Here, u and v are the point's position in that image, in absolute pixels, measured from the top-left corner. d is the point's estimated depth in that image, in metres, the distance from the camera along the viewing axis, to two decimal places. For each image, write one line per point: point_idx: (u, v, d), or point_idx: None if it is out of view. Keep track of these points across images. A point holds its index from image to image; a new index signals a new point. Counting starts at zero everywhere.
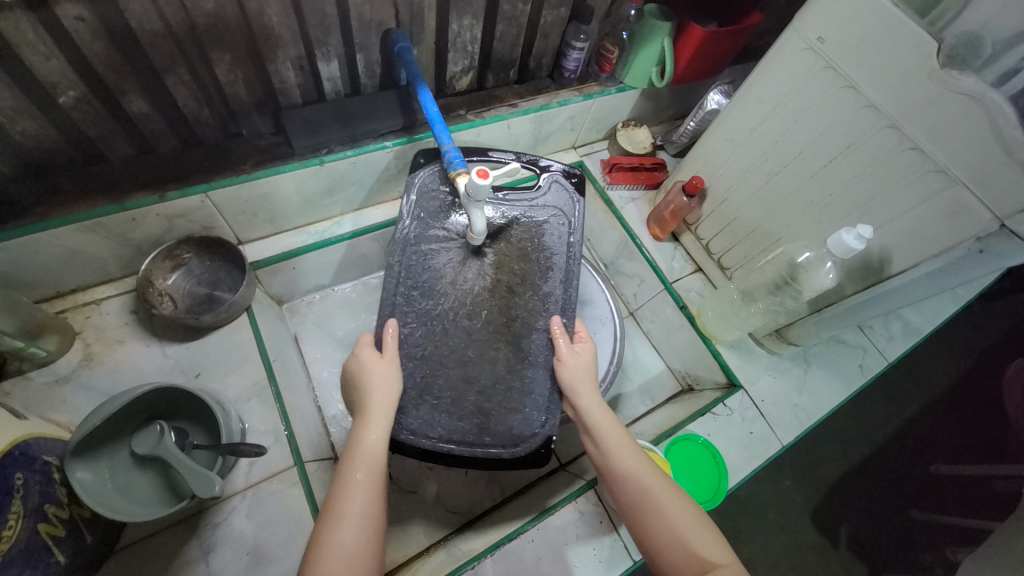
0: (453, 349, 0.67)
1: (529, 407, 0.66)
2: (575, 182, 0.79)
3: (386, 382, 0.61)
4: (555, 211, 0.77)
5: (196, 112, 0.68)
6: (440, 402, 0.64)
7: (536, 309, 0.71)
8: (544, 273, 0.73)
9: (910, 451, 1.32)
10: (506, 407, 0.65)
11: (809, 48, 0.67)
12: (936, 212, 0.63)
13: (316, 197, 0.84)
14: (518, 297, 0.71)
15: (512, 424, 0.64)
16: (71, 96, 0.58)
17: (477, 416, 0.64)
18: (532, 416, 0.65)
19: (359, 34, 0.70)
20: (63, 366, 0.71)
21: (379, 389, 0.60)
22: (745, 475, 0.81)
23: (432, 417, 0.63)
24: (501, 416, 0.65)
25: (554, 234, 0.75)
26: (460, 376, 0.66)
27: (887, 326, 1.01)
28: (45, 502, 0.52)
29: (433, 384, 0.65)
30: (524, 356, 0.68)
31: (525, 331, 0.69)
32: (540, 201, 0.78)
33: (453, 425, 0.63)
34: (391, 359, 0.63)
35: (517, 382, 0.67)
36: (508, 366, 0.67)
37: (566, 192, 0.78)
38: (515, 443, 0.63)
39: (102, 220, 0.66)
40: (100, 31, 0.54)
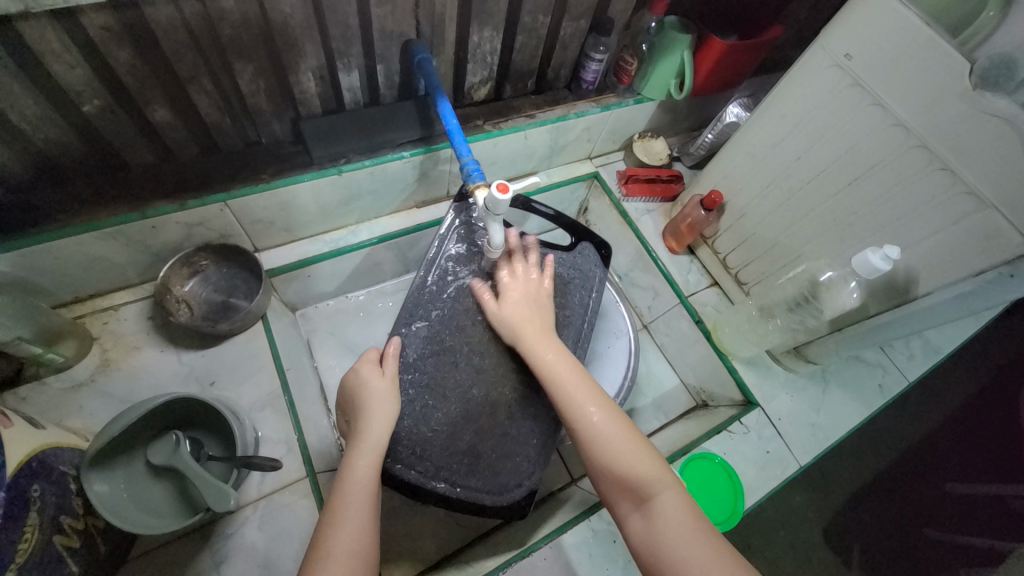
0: (459, 384, 0.67)
1: (522, 454, 0.68)
2: (603, 252, 0.80)
3: (383, 404, 0.60)
4: (581, 273, 0.77)
5: (218, 121, 0.69)
6: (434, 436, 0.65)
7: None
8: (560, 331, 0.73)
9: (928, 471, 1.29)
10: (497, 453, 0.67)
11: (836, 64, 0.66)
12: (965, 234, 0.61)
13: (333, 206, 0.84)
14: None
15: (500, 471, 0.67)
16: (96, 105, 0.59)
17: (468, 457, 0.66)
18: (522, 467, 0.68)
19: (380, 45, 0.70)
20: (80, 372, 0.71)
21: (376, 413, 0.60)
22: (761, 495, 0.80)
23: (423, 448, 0.64)
24: (490, 463, 0.66)
25: (579, 296, 0.76)
26: (460, 414, 0.66)
27: (907, 345, 0.98)
28: (60, 514, 0.52)
29: (433, 416, 0.66)
30: (527, 406, 0.68)
31: (531, 385, 0.69)
32: (568, 262, 0.77)
33: (444, 460, 0.65)
34: (392, 377, 0.63)
35: (512, 430, 0.68)
36: (509, 413, 0.68)
37: (593, 260, 0.79)
38: (499, 491, 0.67)
39: (123, 228, 0.67)
40: (126, 41, 0.55)
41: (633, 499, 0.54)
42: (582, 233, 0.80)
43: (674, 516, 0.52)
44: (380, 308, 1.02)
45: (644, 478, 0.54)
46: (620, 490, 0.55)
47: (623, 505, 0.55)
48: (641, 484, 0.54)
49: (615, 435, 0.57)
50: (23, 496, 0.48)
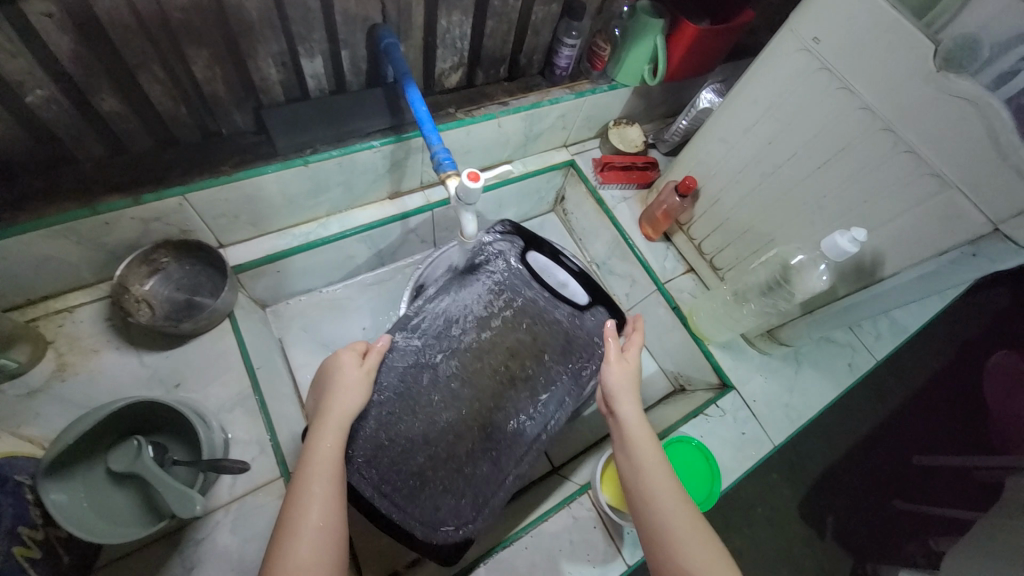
0: (433, 408, 0.66)
1: (468, 495, 0.64)
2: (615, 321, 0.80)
3: (353, 391, 0.60)
4: (588, 339, 0.76)
5: (172, 111, 0.65)
6: (391, 448, 0.63)
7: (523, 412, 0.69)
8: (548, 384, 0.72)
9: (894, 444, 1.34)
10: (444, 486, 0.63)
11: (805, 48, 0.66)
12: (929, 215, 0.62)
13: (301, 198, 0.81)
14: (513, 390, 0.70)
15: (441, 507, 0.62)
16: (40, 95, 0.55)
17: (413, 479, 0.62)
18: (464, 508, 0.63)
19: (344, 30, 0.67)
20: (35, 378, 0.68)
21: (344, 395, 0.60)
22: (737, 476, 0.81)
23: (375, 458, 0.62)
24: (434, 494, 0.63)
25: (581, 354, 0.75)
26: (421, 435, 0.64)
27: (875, 325, 1.01)
28: (17, 525, 0.50)
29: (395, 424, 0.64)
30: (491, 443, 0.66)
31: (503, 422, 0.68)
32: (578, 321, 0.77)
33: (391, 476, 0.62)
34: (369, 369, 0.63)
35: (468, 464, 0.65)
36: (470, 448, 0.65)
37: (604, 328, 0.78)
38: (431, 527, 0.61)
39: (74, 225, 0.63)
40: (69, 27, 0.51)
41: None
42: (599, 298, 0.81)
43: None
44: (354, 302, 1.00)
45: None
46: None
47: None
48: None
49: (692, 545, 0.51)
50: None
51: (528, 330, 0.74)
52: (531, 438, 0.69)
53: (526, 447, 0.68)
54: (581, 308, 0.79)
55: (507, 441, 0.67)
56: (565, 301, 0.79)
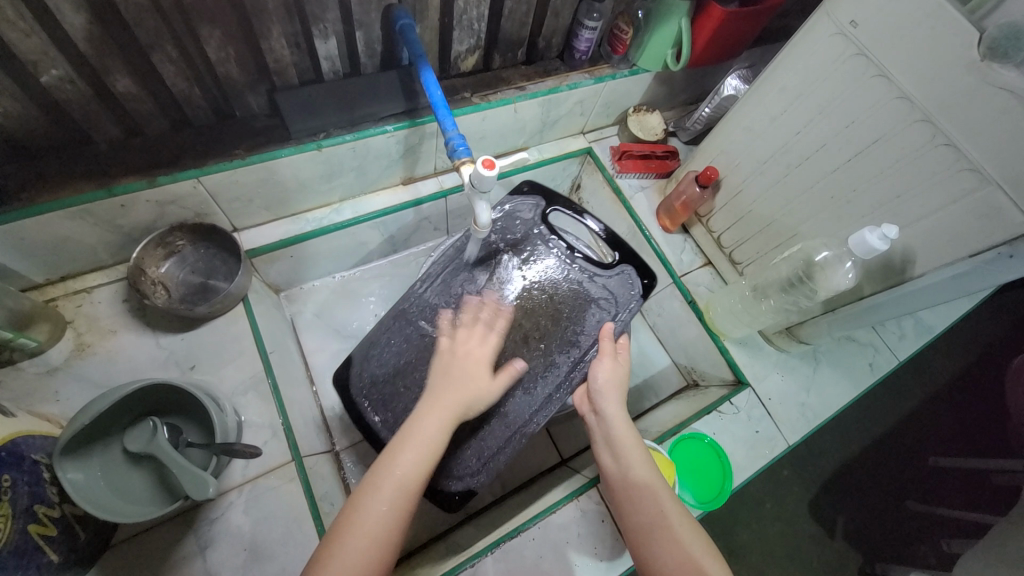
0: None
1: (474, 450, 0.65)
2: (644, 282, 0.74)
3: (477, 384, 0.59)
4: (610, 297, 0.73)
5: (187, 93, 0.65)
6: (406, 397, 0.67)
7: (537, 371, 0.68)
8: (564, 344, 0.69)
9: (912, 444, 1.31)
10: (452, 439, 0.65)
11: (840, 33, 0.63)
12: (965, 213, 0.59)
13: (314, 182, 0.80)
14: (527, 349, 0.69)
15: (449, 457, 0.65)
16: (53, 75, 0.55)
17: None
18: (468, 460, 0.65)
19: (359, 11, 0.66)
20: (55, 356, 0.69)
21: (469, 386, 0.58)
22: (750, 475, 0.80)
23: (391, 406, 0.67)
24: (443, 445, 0.65)
25: (593, 316, 0.71)
26: None
27: (899, 324, 0.98)
28: (34, 503, 0.51)
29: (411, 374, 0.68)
30: (499, 403, 0.66)
31: (511, 385, 0.67)
32: (601, 280, 0.74)
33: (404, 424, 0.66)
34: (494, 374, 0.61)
35: (477, 419, 0.65)
36: (479, 404, 0.66)
37: (631, 288, 0.73)
38: (437, 474, 0.65)
39: (90, 206, 0.63)
40: (80, 3, 0.50)
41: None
42: (628, 256, 0.75)
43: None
44: (366, 288, 1.00)
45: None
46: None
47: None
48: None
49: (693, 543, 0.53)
50: None
51: (549, 289, 0.73)
52: (537, 404, 0.66)
53: (532, 414, 0.66)
54: (607, 265, 0.75)
55: (516, 400, 0.66)
56: (586, 259, 0.75)
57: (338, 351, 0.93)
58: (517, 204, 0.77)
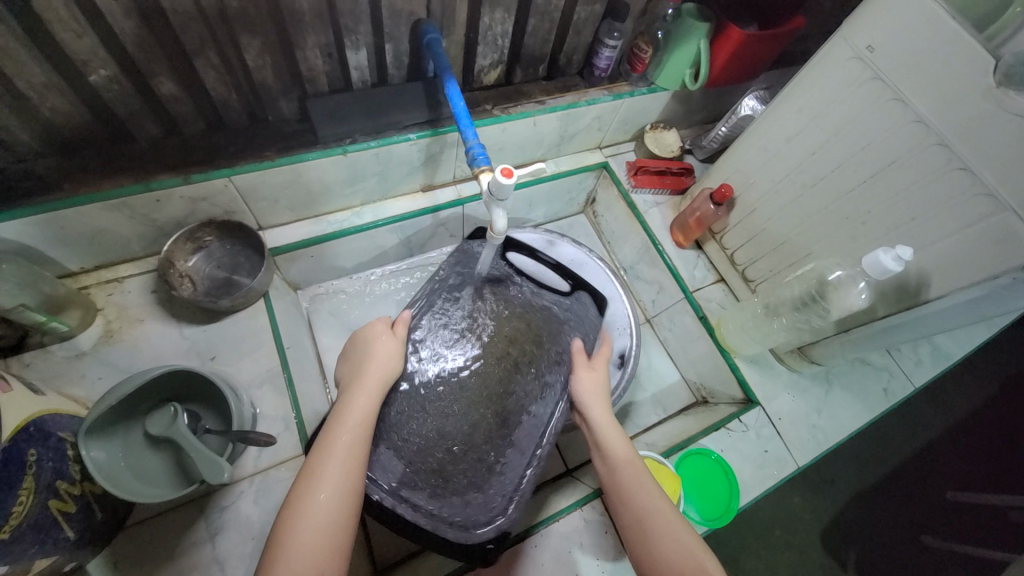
0: (440, 398, 0.69)
1: (495, 487, 0.64)
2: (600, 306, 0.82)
3: (389, 354, 0.65)
4: (577, 319, 0.79)
5: (224, 97, 0.68)
6: (406, 447, 0.65)
7: (533, 395, 0.70)
8: (552, 362, 0.73)
9: (928, 474, 1.28)
10: (468, 479, 0.64)
11: (857, 56, 0.64)
12: (980, 238, 0.59)
13: (337, 186, 0.83)
14: (519, 373, 0.72)
15: (469, 503, 0.63)
16: (102, 75, 0.58)
17: (435, 477, 0.64)
18: (494, 499, 0.63)
19: (389, 24, 0.69)
20: (84, 341, 0.72)
21: (385, 360, 0.64)
22: (757, 494, 0.79)
23: (389, 463, 0.63)
24: (460, 489, 0.64)
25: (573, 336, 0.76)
26: (436, 430, 0.67)
27: (915, 349, 0.97)
28: (57, 479, 0.53)
29: (406, 424, 0.66)
30: (507, 433, 0.68)
31: (515, 411, 0.69)
32: (566, 306, 0.80)
33: (409, 476, 0.63)
34: (401, 340, 0.68)
35: (492, 454, 0.66)
36: (487, 437, 0.67)
37: (589, 311, 0.81)
38: (463, 525, 0.61)
39: (128, 200, 0.67)
40: (132, 9, 0.54)
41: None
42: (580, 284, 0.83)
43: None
44: (382, 291, 1.03)
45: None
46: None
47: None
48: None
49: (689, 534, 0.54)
50: (17, 462, 0.48)
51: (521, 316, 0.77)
52: (540, 432, 0.68)
53: (537, 442, 0.67)
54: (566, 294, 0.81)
55: (523, 424, 0.68)
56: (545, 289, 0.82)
57: None
58: (476, 247, 0.81)
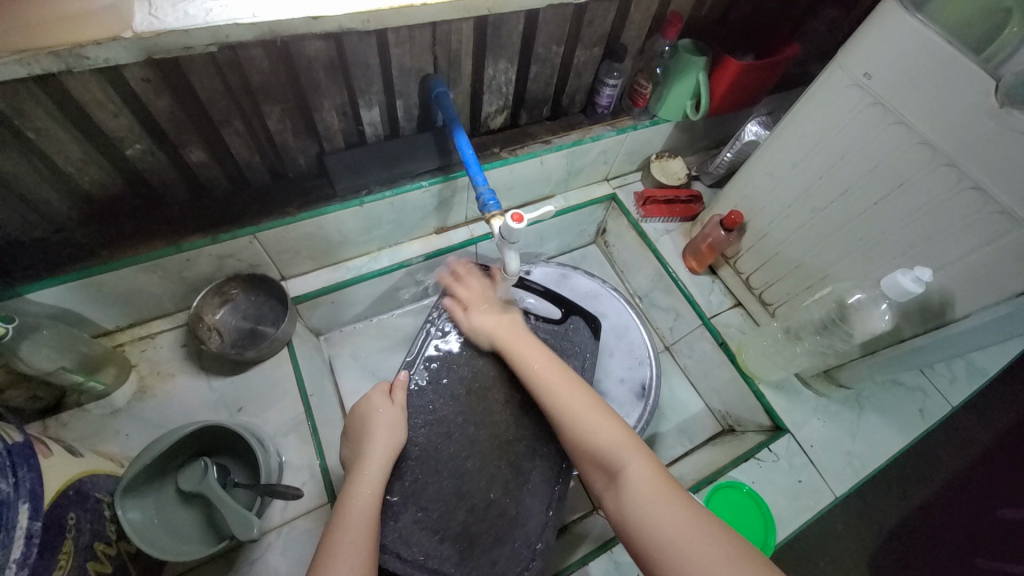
0: (452, 455, 0.66)
1: (519, 538, 0.63)
2: (593, 326, 0.81)
3: (389, 432, 0.64)
4: (573, 346, 0.79)
5: (248, 159, 0.72)
6: (425, 517, 0.62)
7: (545, 438, 0.69)
8: None
9: (977, 496, 1.21)
10: (494, 536, 0.62)
11: (856, 84, 0.65)
12: (1001, 256, 0.58)
13: (356, 234, 0.86)
14: (529, 418, 0.70)
15: (497, 560, 0.61)
16: (137, 148, 0.63)
17: (461, 540, 0.62)
18: (521, 552, 0.62)
19: (399, 82, 0.73)
20: (119, 398, 0.75)
21: (385, 434, 0.64)
22: (794, 528, 0.76)
23: (411, 535, 0.61)
24: (487, 548, 0.62)
25: (577, 364, 0.77)
26: (453, 491, 0.64)
27: (949, 366, 0.93)
28: (94, 540, 0.54)
29: (423, 491, 0.64)
30: (523, 480, 0.66)
31: (528, 456, 0.68)
32: (562, 334, 0.80)
33: (435, 547, 0.61)
34: (401, 406, 0.68)
35: (511, 507, 0.64)
36: (505, 490, 0.65)
37: (585, 334, 0.80)
38: None
39: (160, 261, 0.71)
40: (164, 89, 0.58)
41: (608, 478, 0.58)
42: (572, 308, 0.82)
43: (646, 486, 0.55)
44: (401, 331, 1.04)
45: (618, 456, 0.58)
46: (596, 470, 0.59)
47: (599, 485, 0.59)
48: (615, 462, 0.58)
49: (588, 417, 0.61)
50: (60, 524, 0.50)
51: None
52: (553, 473, 0.67)
53: (554, 483, 0.67)
54: (560, 321, 0.81)
55: (539, 469, 0.67)
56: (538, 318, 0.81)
57: None
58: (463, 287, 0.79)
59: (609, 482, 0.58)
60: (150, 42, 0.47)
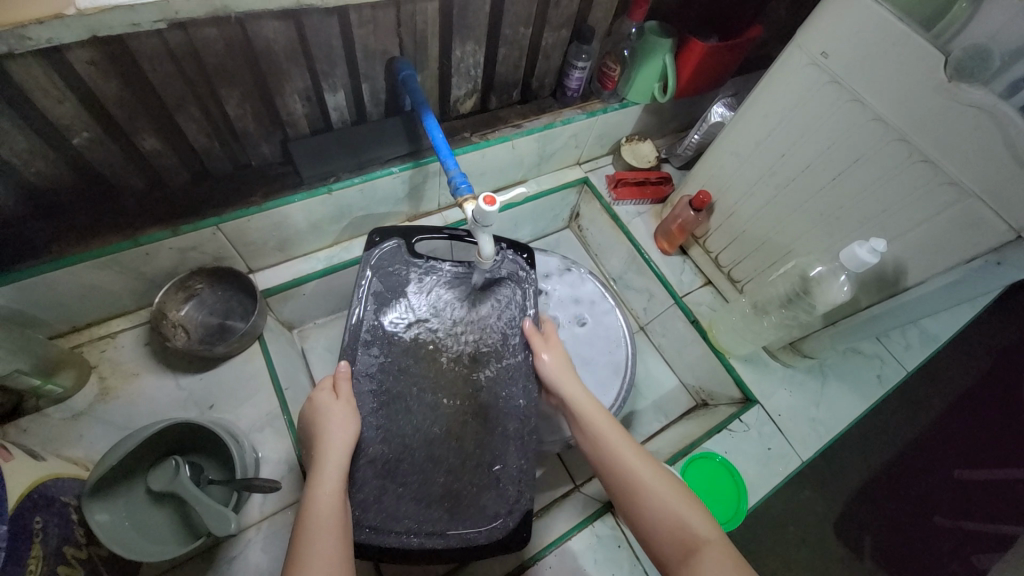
0: (416, 428, 0.63)
1: (503, 481, 0.62)
2: (525, 256, 0.77)
3: (342, 428, 0.58)
4: (510, 281, 0.74)
5: (207, 147, 0.69)
6: (406, 490, 0.60)
7: (501, 380, 0.68)
8: (507, 341, 0.70)
9: (934, 457, 1.28)
10: (476, 486, 0.61)
11: (813, 63, 0.67)
12: (949, 225, 0.62)
13: (325, 223, 0.84)
14: (482, 368, 0.68)
15: (486, 506, 0.61)
16: (85, 137, 0.59)
17: (446, 501, 0.60)
18: (507, 492, 0.62)
19: (364, 64, 0.71)
20: (80, 401, 0.72)
21: (336, 430, 0.58)
22: (765, 493, 0.80)
23: (398, 509, 0.59)
24: (473, 497, 0.61)
25: (521, 307, 0.73)
26: (427, 458, 0.62)
27: (904, 335, 0.99)
28: (63, 544, 0.53)
29: (398, 467, 0.61)
30: (492, 427, 0.65)
31: (492, 402, 0.66)
32: (496, 271, 0.75)
33: (422, 513, 0.59)
34: (348, 400, 0.61)
35: (486, 456, 0.63)
36: (478, 440, 0.64)
37: (519, 264, 0.76)
38: (490, 525, 0.60)
39: (117, 256, 0.67)
40: (113, 72, 0.55)
41: (682, 558, 0.53)
42: (500, 242, 0.77)
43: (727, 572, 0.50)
44: None
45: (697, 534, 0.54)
46: (670, 548, 0.54)
47: (670, 563, 0.53)
48: (693, 540, 0.53)
49: (664, 489, 0.57)
50: (25, 530, 0.48)
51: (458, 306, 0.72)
52: (521, 411, 0.66)
53: (519, 419, 0.66)
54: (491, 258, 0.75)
55: (504, 415, 0.66)
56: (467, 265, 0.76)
57: None
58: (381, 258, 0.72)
59: (683, 559, 0.53)
60: (94, 19, 0.44)
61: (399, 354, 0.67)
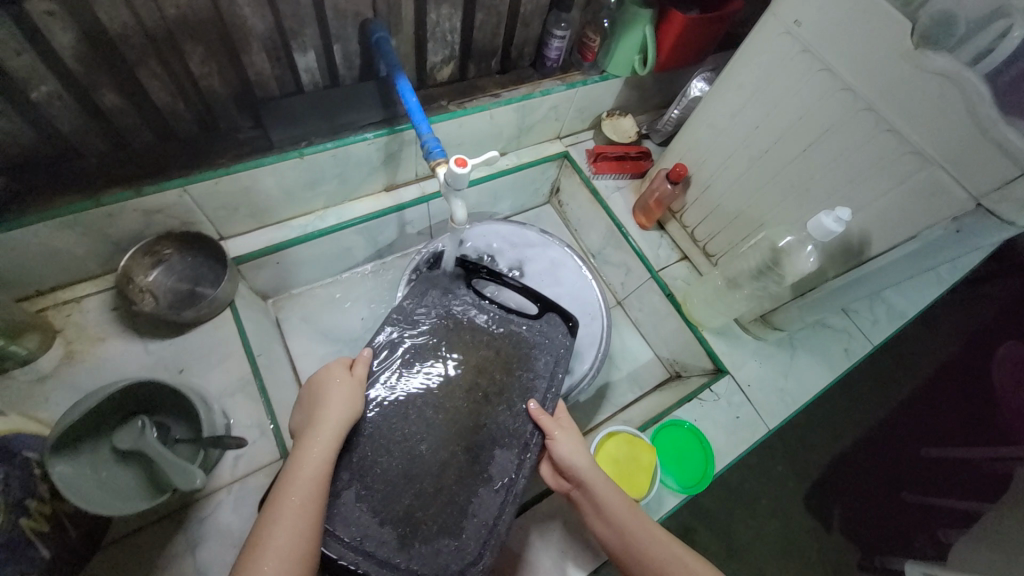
0: (405, 437, 0.58)
1: (478, 514, 0.56)
2: (571, 324, 0.69)
3: (344, 403, 0.57)
4: (544, 342, 0.68)
5: (172, 107, 0.67)
6: (370, 497, 0.55)
7: (503, 430, 0.61)
8: (523, 392, 0.64)
9: (901, 433, 1.33)
10: (439, 525, 0.55)
11: (787, 32, 0.67)
12: (911, 194, 0.63)
13: (298, 189, 0.83)
14: (489, 407, 0.62)
15: (440, 550, 0.54)
16: (43, 91, 0.58)
17: (403, 524, 0.54)
18: (467, 546, 0.55)
19: (335, 25, 0.69)
20: (45, 364, 0.71)
21: (339, 402, 0.57)
22: (731, 459, 0.82)
23: (352, 515, 0.54)
24: (430, 535, 0.54)
25: (543, 361, 0.66)
26: (401, 474, 0.56)
27: (872, 309, 1.01)
28: (26, 496, 0.54)
29: (372, 469, 0.56)
30: (479, 471, 0.58)
31: (488, 445, 0.60)
32: (533, 327, 0.69)
33: (374, 529, 0.54)
34: (359, 379, 0.60)
35: (462, 495, 0.56)
36: (458, 477, 0.57)
37: (561, 331, 0.69)
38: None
39: (80, 216, 0.66)
40: (72, 25, 0.53)
41: None
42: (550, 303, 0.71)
43: None
44: (353, 293, 1.03)
45: None
46: None
47: None
48: None
49: None
50: None
51: (479, 341, 0.66)
52: (514, 465, 0.59)
53: (514, 470, 0.59)
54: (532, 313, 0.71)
55: (500, 454, 0.59)
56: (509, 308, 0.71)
57: (325, 355, 0.94)
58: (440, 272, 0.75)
59: None
60: None
61: (411, 360, 0.64)
